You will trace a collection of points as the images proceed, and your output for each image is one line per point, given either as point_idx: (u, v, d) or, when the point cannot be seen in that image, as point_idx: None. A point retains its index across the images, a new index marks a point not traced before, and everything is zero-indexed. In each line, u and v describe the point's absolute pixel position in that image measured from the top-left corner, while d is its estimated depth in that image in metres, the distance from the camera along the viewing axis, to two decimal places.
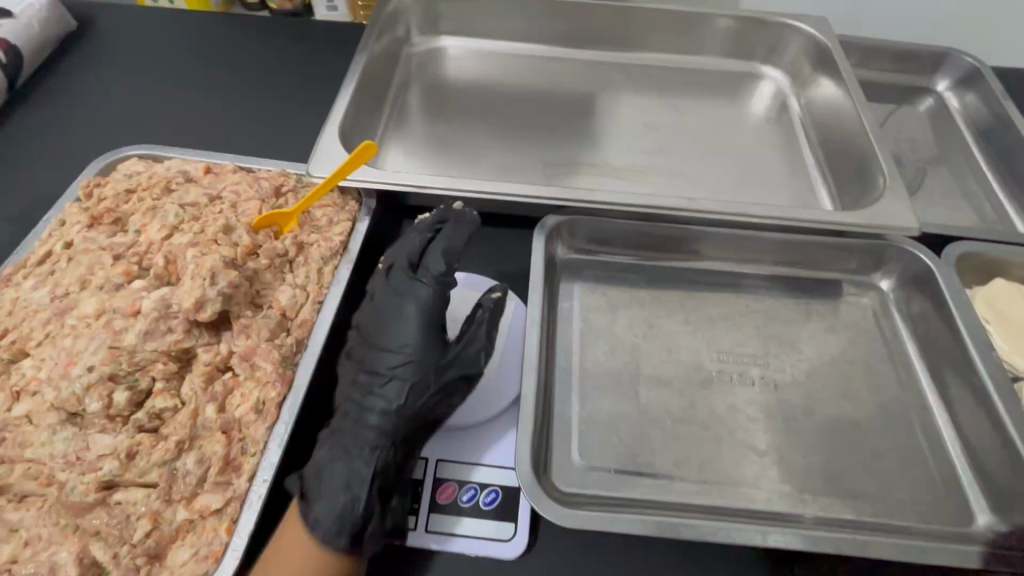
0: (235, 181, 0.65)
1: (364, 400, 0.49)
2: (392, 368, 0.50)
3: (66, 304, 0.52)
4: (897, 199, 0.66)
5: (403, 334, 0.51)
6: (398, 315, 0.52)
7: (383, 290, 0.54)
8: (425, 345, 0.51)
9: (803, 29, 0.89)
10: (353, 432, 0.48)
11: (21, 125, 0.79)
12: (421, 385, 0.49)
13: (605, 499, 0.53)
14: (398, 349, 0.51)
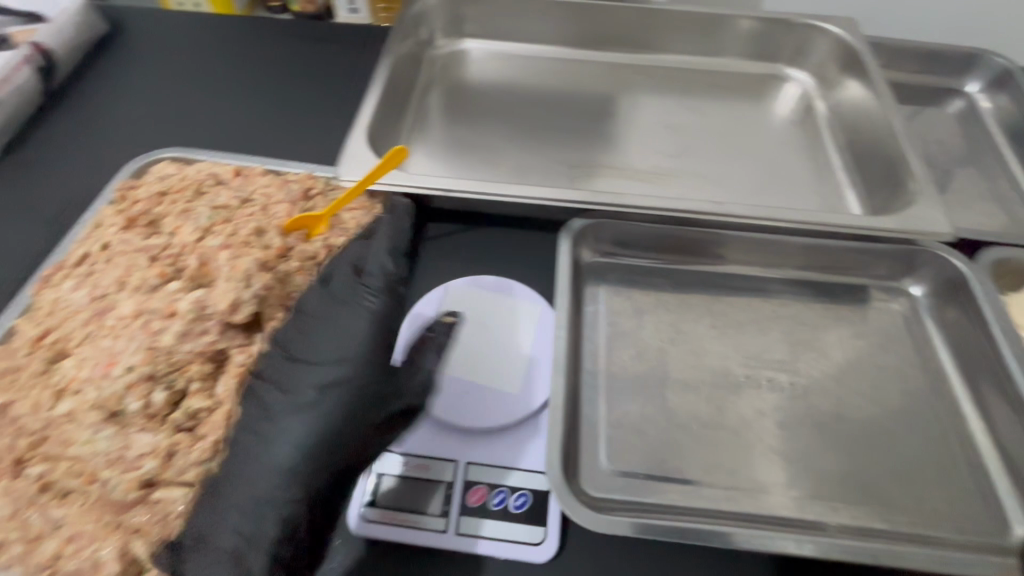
0: (265, 184, 0.66)
1: (281, 423, 0.47)
2: (319, 394, 0.48)
3: (106, 304, 0.53)
4: (932, 204, 0.66)
5: (335, 354, 0.51)
6: (334, 339, 0.52)
7: (320, 303, 0.54)
8: (358, 371, 0.50)
9: (830, 30, 0.88)
10: (264, 461, 0.46)
11: (55, 128, 0.80)
12: (345, 416, 0.47)
13: (633, 505, 0.52)
14: (332, 373, 0.49)
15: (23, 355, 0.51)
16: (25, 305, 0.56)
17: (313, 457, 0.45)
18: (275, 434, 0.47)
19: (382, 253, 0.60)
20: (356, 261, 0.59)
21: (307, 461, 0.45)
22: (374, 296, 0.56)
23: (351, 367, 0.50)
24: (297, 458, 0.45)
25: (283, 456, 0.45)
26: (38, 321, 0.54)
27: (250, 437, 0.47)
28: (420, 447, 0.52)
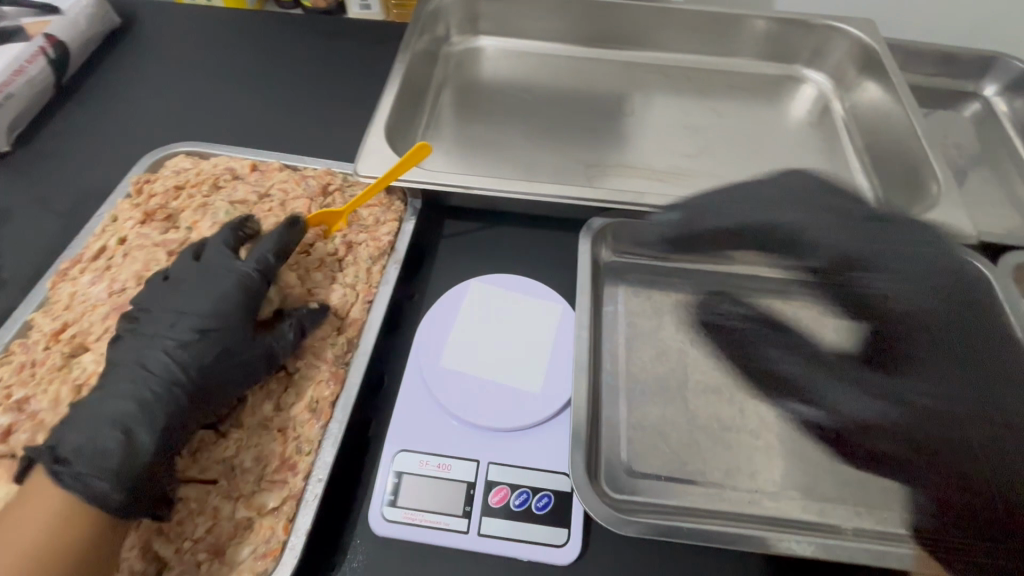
0: (283, 179, 0.65)
1: (142, 357, 0.47)
2: (197, 324, 0.49)
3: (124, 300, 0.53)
4: (954, 206, 0.65)
5: (208, 296, 0.50)
6: (205, 286, 0.51)
7: (193, 271, 0.52)
8: (231, 304, 0.50)
9: (849, 32, 0.87)
10: (139, 376, 0.46)
11: (68, 121, 0.80)
12: (222, 338, 0.49)
13: (656, 507, 0.52)
14: (207, 301, 0.50)
15: (40, 350, 0.51)
16: (40, 298, 0.55)
17: (192, 370, 0.47)
18: (147, 355, 0.47)
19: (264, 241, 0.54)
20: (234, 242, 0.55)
21: (183, 375, 0.47)
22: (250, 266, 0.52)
23: (234, 297, 0.51)
24: (172, 373, 0.47)
25: (162, 370, 0.47)
26: (54, 315, 0.53)
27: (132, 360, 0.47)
28: (441, 446, 0.51)
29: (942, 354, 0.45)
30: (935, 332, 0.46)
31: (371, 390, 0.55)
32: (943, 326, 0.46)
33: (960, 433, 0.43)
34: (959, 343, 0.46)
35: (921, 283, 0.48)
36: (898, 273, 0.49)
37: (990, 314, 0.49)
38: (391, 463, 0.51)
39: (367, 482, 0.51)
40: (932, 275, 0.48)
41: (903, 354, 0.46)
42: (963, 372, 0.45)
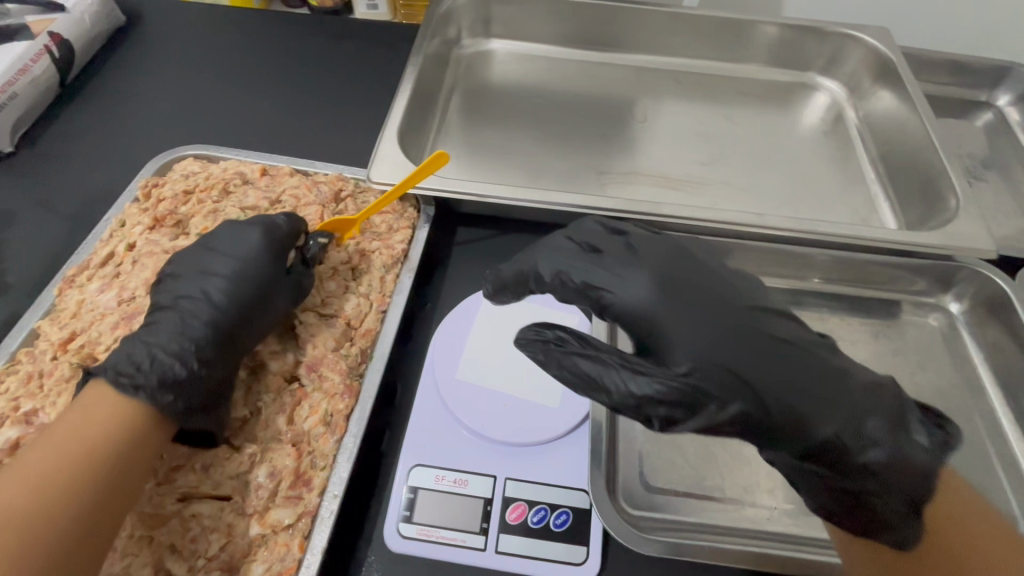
0: (294, 185, 0.64)
1: (186, 297, 0.51)
2: (237, 269, 0.53)
3: (136, 309, 0.53)
4: (973, 219, 0.65)
5: (245, 247, 0.54)
6: (237, 237, 0.55)
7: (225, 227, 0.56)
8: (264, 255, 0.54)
9: (864, 40, 0.86)
10: (188, 309, 0.50)
11: (73, 122, 0.78)
12: (260, 282, 0.53)
13: (674, 523, 0.51)
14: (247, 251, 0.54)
15: (48, 360, 0.50)
16: (46, 306, 0.54)
17: (231, 308, 0.51)
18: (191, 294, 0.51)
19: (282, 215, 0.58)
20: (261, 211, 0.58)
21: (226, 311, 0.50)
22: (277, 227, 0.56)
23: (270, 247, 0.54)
24: (215, 309, 0.50)
25: (204, 306, 0.50)
26: (62, 324, 0.52)
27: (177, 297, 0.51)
28: (457, 461, 0.51)
29: (784, 353, 0.44)
30: (756, 326, 0.45)
31: (384, 402, 0.54)
32: (724, 329, 0.44)
33: (782, 418, 0.43)
34: (731, 347, 0.43)
35: (677, 301, 0.45)
36: (632, 282, 0.46)
37: (747, 301, 0.46)
38: (406, 478, 0.50)
39: (381, 497, 0.50)
40: (681, 276, 0.46)
41: (729, 355, 0.43)
42: (797, 363, 0.44)
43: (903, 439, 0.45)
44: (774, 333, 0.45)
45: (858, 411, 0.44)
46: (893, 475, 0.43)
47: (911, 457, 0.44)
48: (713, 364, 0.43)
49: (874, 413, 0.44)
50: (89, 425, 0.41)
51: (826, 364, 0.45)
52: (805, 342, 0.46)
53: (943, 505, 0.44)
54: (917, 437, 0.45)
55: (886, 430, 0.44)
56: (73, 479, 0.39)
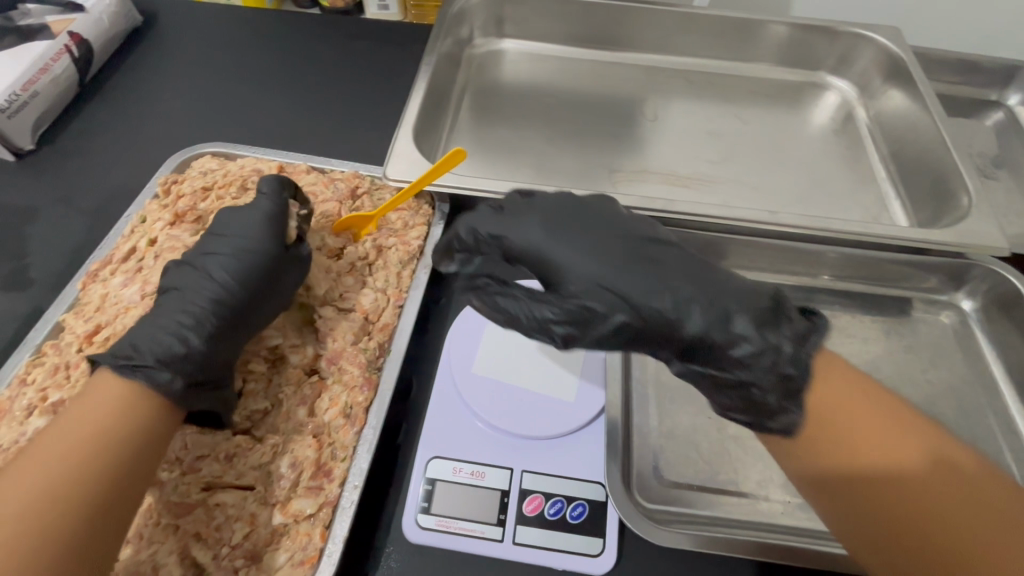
0: (311, 182, 0.65)
1: (188, 278, 0.50)
2: (235, 249, 0.52)
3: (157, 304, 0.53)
4: (985, 217, 0.65)
5: (246, 228, 0.53)
6: (237, 220, 0.54)
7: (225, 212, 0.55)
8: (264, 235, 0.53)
9: (876, 40, 0.87)
10: (192, 289, 0.49)
11: (92, 120, 0.79)
12: (260, 261, 0.52)
13: (688, 516, 0.51)
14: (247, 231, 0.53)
15: (73, 352, 0.51)
16: (70, 299, 0.55)
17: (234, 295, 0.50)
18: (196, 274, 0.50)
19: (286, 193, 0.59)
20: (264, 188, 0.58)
21: (227, 291, 0.50)
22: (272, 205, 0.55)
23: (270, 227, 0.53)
24: (217, 288, 0.50)
25: (209, 286, 0.50)
26: (86, 317, 0.53)
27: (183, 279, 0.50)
28: (474, 454, 0.51)
29: (659, 266, 0.45)
30: (643, 245, 0.46)
31: (402, 396, 0.55)
32: (602, 248, 0.45)
33: (662, 328, 0.44)
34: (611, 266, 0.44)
35: (563, 233, 0.46)
36: (523, 224, 0.47)
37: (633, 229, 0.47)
38: (424, 470, 0.50)
39: (399, 489, 0.50)
40: (574, 210, 0.48)
41: (603, 272, 0.44)
42: (675, 273, 0.44)
43: (773, 330, 0.43)
44: (656, 250, 0.46)
45: (727, 305, 0.43)
46: (766, 364, 0.43)
47: (780, 347, 0.43)
48: (585, 281, 0.44)
49: (744, 306, 0.43)
50: (96, 411, 0.41)
51: (706, 272, 0.45)
52: (689, 256, 0.46)
53: (825, 391, 0.43)
54: (788, 327, 0.44)
55: (756, 323, 0.43)
56: (89, 459, 0.38)
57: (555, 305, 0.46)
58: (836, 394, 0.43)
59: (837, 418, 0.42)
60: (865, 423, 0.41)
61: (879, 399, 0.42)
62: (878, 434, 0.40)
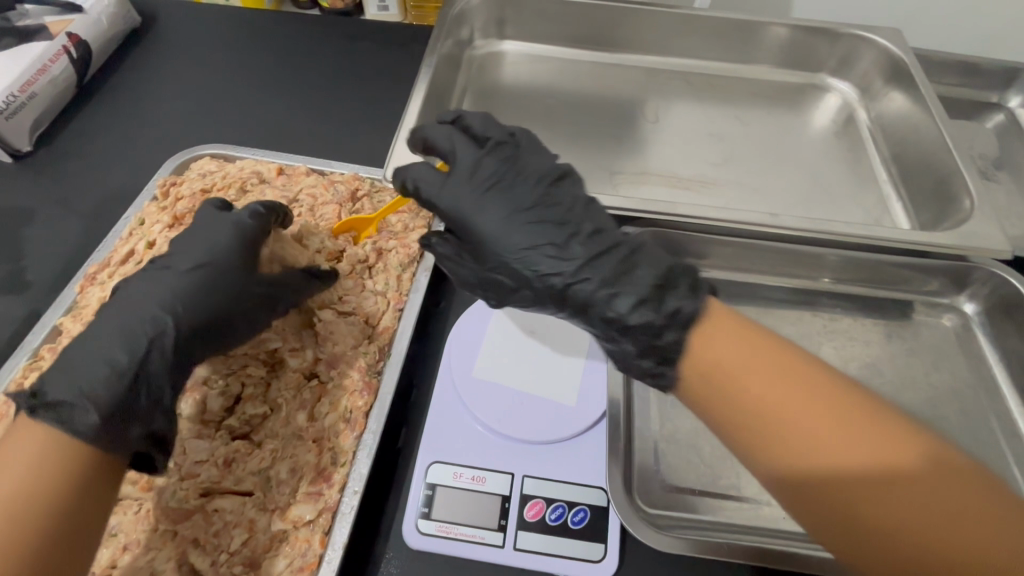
0: (310, 184, 0.64)
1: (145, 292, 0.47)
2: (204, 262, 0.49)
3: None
4: (988, 220, 0.65)
5: (212, 241, 0.51)
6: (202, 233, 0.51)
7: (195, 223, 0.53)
8: (235, 248, 0.51)
9: (877, 42, 0.86)
10: (148, 304, 0.47)
11: (90, 121, 0.79)
12: (225, 280, 0.49)
13: (690, 522, 0.51)
14: (213, 243, 0.50)
15: None
16: (68, 303, 0.55)
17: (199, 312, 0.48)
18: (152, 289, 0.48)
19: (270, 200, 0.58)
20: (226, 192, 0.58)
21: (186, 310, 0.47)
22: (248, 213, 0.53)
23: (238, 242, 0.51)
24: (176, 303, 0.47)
25: (167, 300, 0.47)
26: (83, 321, 0.53)
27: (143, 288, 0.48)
28: (475, 458, 0.51)
29: (562, 233, 0.47)
30: (568, 223, 0.48)
31: (402, 399, 0.55)
32: (514, 209, 0.48)
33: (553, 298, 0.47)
34: (521, 239, 0.47)
35: (490, 202, 0.48)
36: (456, 190, 0.48)
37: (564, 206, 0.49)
38: (424, 475, 0.50)
39: (400, 494, 0.50)
40: (501, 165, 0.49)
41: (508, 233, 0.47)
42: (575, 241, 0.47)
43: (652, 308, 0.45)
44: (566, 214, 0.48)
45: (615, 272, 0.46)
46: (645, 334, 0.45)
47: (654, 322, 0.44)
48: (488, 242, 0.48)
49: (631, 280, 0.46)
50: (19, 463, 0.37)
51: (608, 238, 0.47)
52: (599, 224, 0.48)
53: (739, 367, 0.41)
54: (670, 300, 0.45)
55: (635, 302, 0.45)
56: (20, 522, 0.36)
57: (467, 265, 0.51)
58: (719, 356, 0.42)
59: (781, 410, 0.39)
60: (755, 385, 0.40)
61: (756, 346, 0.42)
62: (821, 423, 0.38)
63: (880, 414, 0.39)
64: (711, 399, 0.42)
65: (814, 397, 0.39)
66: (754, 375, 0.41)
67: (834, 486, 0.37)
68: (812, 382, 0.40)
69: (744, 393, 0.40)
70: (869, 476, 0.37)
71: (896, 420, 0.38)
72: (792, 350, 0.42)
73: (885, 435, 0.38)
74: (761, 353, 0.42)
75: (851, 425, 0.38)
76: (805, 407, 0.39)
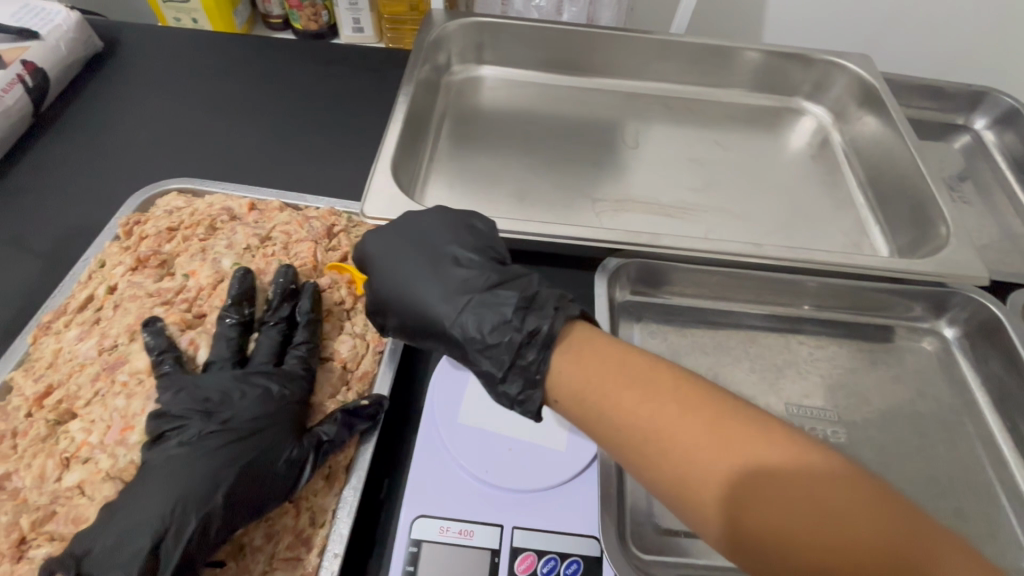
0: (284, 221, 0.62)
1: (187, 456, 0.45)
2: (252, 422, 0.47)
3: (140, 391, 0.49)
4: (965, 245, 0.66)
5: (255, 399, 0.49)
6: (250, 388, 0.49)
7: (241, 375, 0.50)
8: (298, 377, 0.51)
9: (848, 67, 0.88)
10: (183, 467, 0.44)
11: (45, 154, 0.75)
12: (276, 433, 0.47)
13: (683, 566, 0.50)
14: (266, 394, 0.49)
15: (22, 418, 0.47)
16: (20, 355, 0.52)
17: (233, 478, 0.44)
18: (183, 455, 0.45)
19: (305, 322, 0.53)
20: (286, 282, 0.55)
21: (215, 478, 0.44)
22: (299, 364, 0.52)
23: (290, 393, 0.50)
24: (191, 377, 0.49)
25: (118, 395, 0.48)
26: (36, 376, 0.50)
27: (170, 459, 0.45)
28: (462, 510, 0.48)
29: (451, 271, 0.52)
30: (450, 257, 0.53)
31: (381, 448, 0.53)
32: (413, 260, 0.53)
33: (434, 324, 0.51)
34: (409, 271, 0.53)
35: (390, 241, 0.55)
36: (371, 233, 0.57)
37: (452, 243, 0.55)
38: (408, 531, 0.47)
39: (383, 550, 0.48)
40: (408, 227, 0.56)
41: (406, 277, 0.53)
42: (457, 281, 0.52)
43: (511, 327, 0.47)
44: (458, 256, 0.53)
45: (480, 300, 0.49)
46: (505, 354, 0.46)
47: (511, 341, 0.46)
48: (388, 289, 0.53)
49: (495, 305, 0.48)
50: None
51: (485, 270, 0.52)
52: (489, 263, 0.53)
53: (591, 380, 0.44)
54: (531, 319, 0.47)
55: (494, 323, 0.47)
56: None
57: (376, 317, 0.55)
58: (588, 368, 0.44)
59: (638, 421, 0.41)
60: (624, 396, 0.42)
61: (628, 357, 0.45)
62: (692, 432, 0.40)
63: (751, 418, 0.40)
64: (585, 414, 0.44)
65: (689, 411, 0.41)
66: (623, 383, 0.43)
67: (724, 501, 0.38)
68: (692, 388, 0.42)
69: (614, 402, 0.42)
70: (747, 481, 0.38)
71: (761, 422, 0.40)
72: (663, 362, 0.45)
73: (756, 436, 0.39)
74: (631, 365, 0.44)
75: (720, 432, 0.39)
76: (679, 421, 0.40)
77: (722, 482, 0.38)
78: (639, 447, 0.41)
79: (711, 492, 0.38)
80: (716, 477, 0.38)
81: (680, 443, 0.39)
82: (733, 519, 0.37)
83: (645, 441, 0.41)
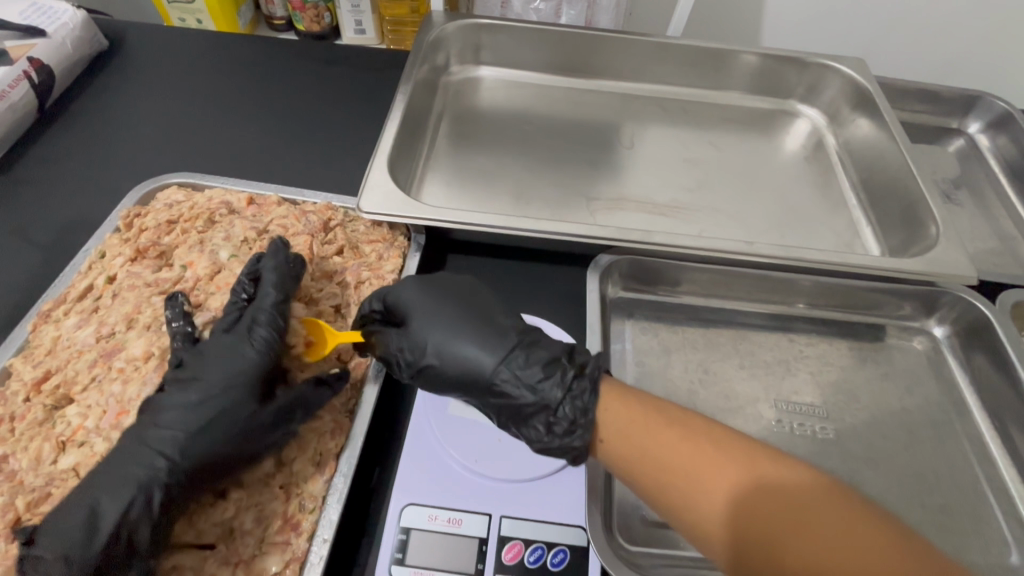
0: (281, 215, 0.63)
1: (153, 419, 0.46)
2: (215, 390, 0.47)
3: (137, 376, 0.50)
4: (954, 245, 0.66)
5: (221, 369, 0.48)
6: (220, 355, 0.49)
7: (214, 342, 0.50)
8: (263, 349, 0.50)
9: (841, 71, 0.89)
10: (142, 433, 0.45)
11: (51, 148, 0.76)
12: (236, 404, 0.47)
13: (670, 559, 0.50)
14: (232, 363, 0.49)
15: (19, 402, 0.48)
16: (20, 342, 0.53)
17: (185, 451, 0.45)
18: (147, 421, 0.46)
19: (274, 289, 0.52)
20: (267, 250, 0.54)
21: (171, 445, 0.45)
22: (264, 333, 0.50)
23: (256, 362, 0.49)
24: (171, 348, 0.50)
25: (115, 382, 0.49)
26: (35, 362, 0.51)
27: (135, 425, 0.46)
28: (451, 500, 0.49)
29: (495, 313, 0.54)
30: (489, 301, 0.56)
31: (372, 438, 0.53)
32: (454, 303, 0.54)
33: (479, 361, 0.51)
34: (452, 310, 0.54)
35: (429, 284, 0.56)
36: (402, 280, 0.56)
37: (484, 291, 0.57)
38: (397, 519, 0.48)
39: (372, 538, 0.48)
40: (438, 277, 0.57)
41: (450, 316, 0.54)
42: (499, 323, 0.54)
43: (562, 365, 0.50)
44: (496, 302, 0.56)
45: (531, 339, 0.53)
46: (558, 388, 0.49)
47: (565, 374, 0.50)
48: (430, 330, 0.53)
49: (544, 346, 0.52)
50: None
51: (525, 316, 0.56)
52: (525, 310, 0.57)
53: (641, 422, 0.47)
54: (576, 359, 0.52)
55: (546, 359, 0.51)
56: None
57: (403, 355, 0.53)
58: (631, 409, 0.48)
59: (681, 469, 0.44)
60: (666, 449, 0.45)
61: (663, 404, 0.49)
62: (725, 482, 0.43)
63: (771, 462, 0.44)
64: (632, 454, 0.46)
65: (723, 464, 0.44)
66: (664, 427, 0.46)
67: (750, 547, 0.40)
68: (723, 431, 0.46)
69: (659, 456, 0.45)
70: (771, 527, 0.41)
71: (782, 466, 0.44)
72: (696, 417, 0.48)
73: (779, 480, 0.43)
74: (671, 418, 0.47)
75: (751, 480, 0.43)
76: (712, 472, 0.43)
77: (746, 527, 0.41)
78: (681, 491, 0.43)
79: (744, 530, 0.41)
80: (749, 514, 0.42)
81: (720, 484, 0.43)
82: (768, 551, 0.40)
83: (685, 484, 0.43)
